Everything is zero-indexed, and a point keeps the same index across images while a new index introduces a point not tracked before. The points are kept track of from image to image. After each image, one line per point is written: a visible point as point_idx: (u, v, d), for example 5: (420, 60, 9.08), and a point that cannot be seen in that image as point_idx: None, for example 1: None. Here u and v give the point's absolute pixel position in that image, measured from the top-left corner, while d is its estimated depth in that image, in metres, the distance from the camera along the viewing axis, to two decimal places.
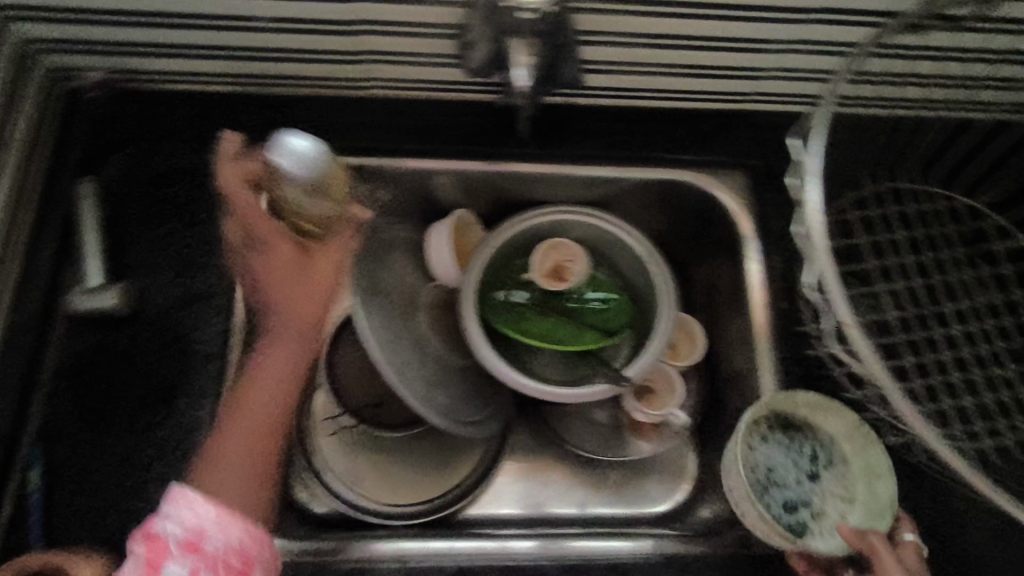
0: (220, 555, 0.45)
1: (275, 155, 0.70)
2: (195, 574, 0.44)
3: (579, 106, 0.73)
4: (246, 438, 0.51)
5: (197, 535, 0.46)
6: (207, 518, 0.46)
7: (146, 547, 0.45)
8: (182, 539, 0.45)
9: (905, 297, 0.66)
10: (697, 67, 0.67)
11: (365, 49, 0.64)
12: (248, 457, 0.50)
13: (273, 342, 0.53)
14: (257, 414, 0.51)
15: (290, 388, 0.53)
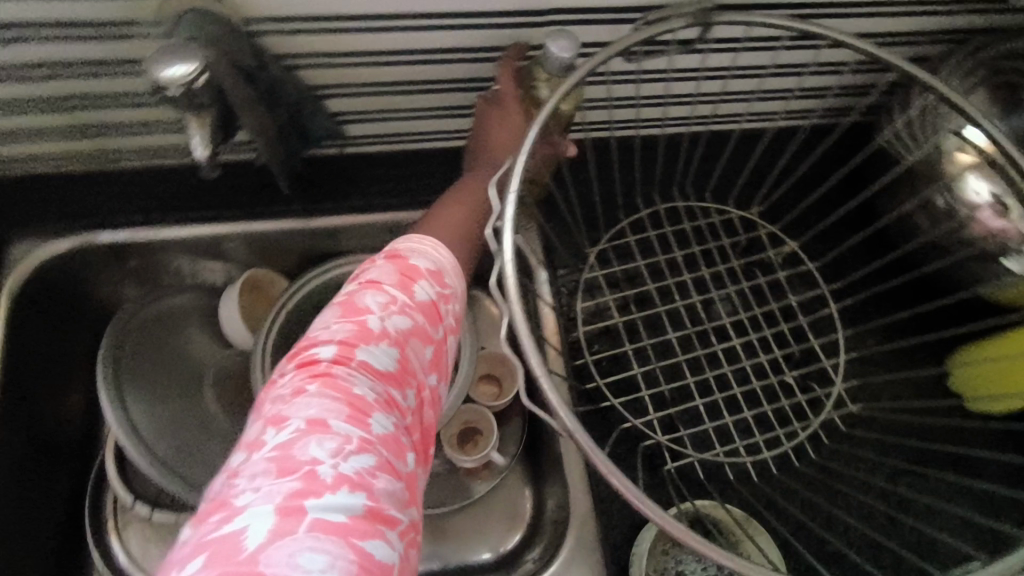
0: (435, 319, 0.40)
1: (26, 241, 0.66)
2: (393, 375, 0.37)
3: (349, 155, 0.70)
4: (442, 245, 0.46)
5: (440, 272, 0.42)
6: (448, 263, 0.43)
7: (397, 263, 0.40)
8: (431, 270, 0.42)
9: (686, 317, 0.65)
10: (451, 106, 0.65)
11: (95, 124, 0.61)
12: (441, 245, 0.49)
13: (425, 227, 0.50)
14: (447, 254, 0.45)
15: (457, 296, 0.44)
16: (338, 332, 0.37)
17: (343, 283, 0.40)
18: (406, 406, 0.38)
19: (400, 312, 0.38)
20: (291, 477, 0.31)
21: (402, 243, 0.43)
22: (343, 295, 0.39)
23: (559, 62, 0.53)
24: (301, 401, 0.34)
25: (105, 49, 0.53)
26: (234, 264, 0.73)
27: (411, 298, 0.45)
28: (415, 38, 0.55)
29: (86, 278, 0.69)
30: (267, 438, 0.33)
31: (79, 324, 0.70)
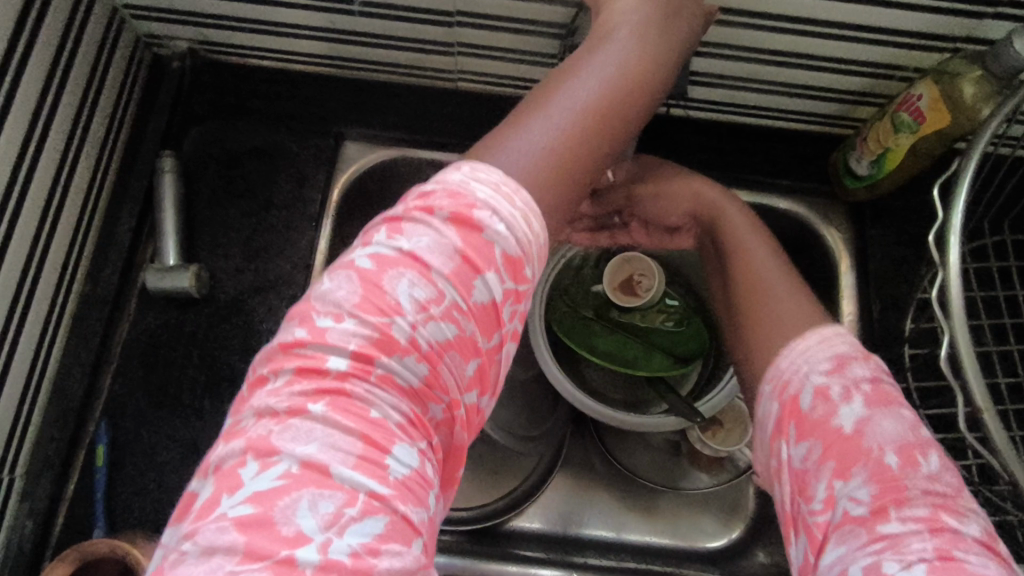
0: (503, 309, 0.36)
1: (353, 142, 0.66)
2: (427, 380, 0.34)
3: (675, 117, 0.67)
4: (542, 144, 0.39)
5: (517, 257, 0.37)
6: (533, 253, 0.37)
7: (464, 235, 0.35)
8: (505, 253, 0.36)
9: (1017, 362, 0.60)
10: (817, 87, 0.60)
11: (459, 39, 0.59)
12: (543, 168, 0.38)
13: (600, 65, 0.41)
14: (555, 148, 0.39)
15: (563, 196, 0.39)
16: (358, 332, 0.33)
17: (408, 227, 0.36)
18: (434, 421, 0.35)
19: (457, 313, 0.35)
20: (344, 491, 0.30)
21: (471, 177, 0.37)
22: (363, 265, 0.35)
23: (1016, 62, 0.47)
24: (287, 426, 0.32)
25: None
26: None
27: (608, 142, 0.41)
28: (845, 10, 0.50)
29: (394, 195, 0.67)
30: (245, 471, 0.31)
31: None
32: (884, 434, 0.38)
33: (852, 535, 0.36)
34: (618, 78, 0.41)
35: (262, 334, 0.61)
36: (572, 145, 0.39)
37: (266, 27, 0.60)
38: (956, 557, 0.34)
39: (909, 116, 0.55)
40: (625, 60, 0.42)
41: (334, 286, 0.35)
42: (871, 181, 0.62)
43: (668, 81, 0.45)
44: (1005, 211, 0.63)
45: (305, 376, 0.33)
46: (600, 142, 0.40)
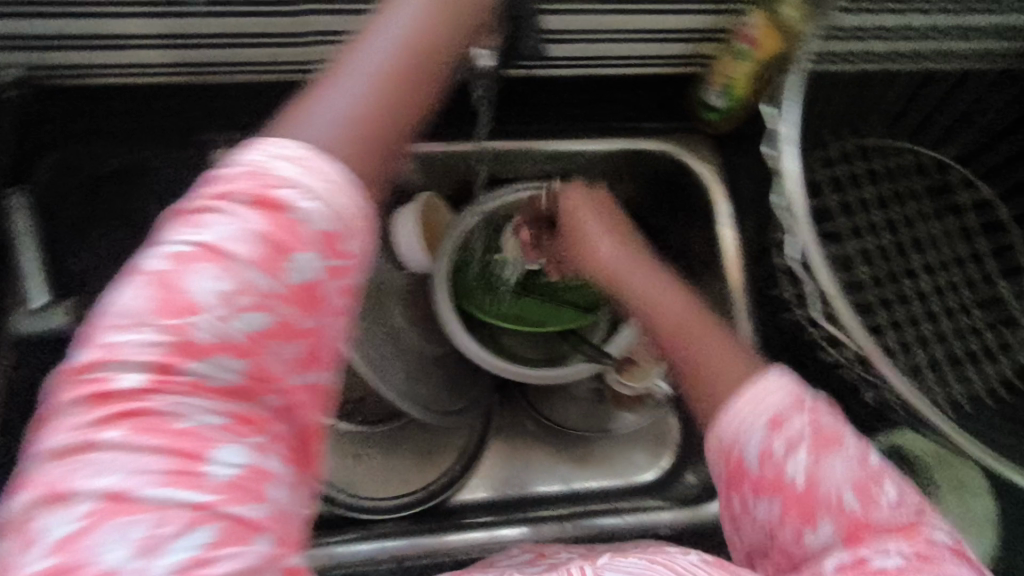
0: (328, 289, 0.33)
1: (221, 149, 0.65)
2: (251, 373, 0.31)
3: (544, 78, 0.69)
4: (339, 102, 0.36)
5: (337, 232, 0.33)
6: (356, 225, 0.34)
7: (266, 219, 0.32)
8: (320, 230, 0.32)
9: (874, 255, 0.67)
10: (661, 32, 0.64)
11: (312, 29, 0.59)
12: (356, 136, 0.36)
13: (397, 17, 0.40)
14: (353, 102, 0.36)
15: (382, 154, 0.36)
16: (154, 344, 0.29)
17: (205, 219, 0.31)
18: (268, 416, 0.31)
19: (264, 297, 0.31)
20: (152, 513, 0.27)
21: (271, 152, 0.33)
22: (155, 265, 0.30)
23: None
24: (82, 461, 0.28)
25: None
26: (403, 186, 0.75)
27: (421, 88, 0.39)
28: None
29: None
30: (38, 522, 0.26)
31: None
32: (775, 398, 0.40)
33: (776, 496, 0.39)
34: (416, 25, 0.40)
35: None
36: (374, 99, 0.37)
37: (99, 43, 0.57)
38: (872, 485, 0.39)
39: (746, 46, 0.59)
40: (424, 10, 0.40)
41: (124, 294, 0.30)
42: (724, 112, 0.66)
43: (481, 14, 0.43)
44: (846, 122, 0.69)
45: (102, 400, 0.28)
46: (408, 90, 0.38)
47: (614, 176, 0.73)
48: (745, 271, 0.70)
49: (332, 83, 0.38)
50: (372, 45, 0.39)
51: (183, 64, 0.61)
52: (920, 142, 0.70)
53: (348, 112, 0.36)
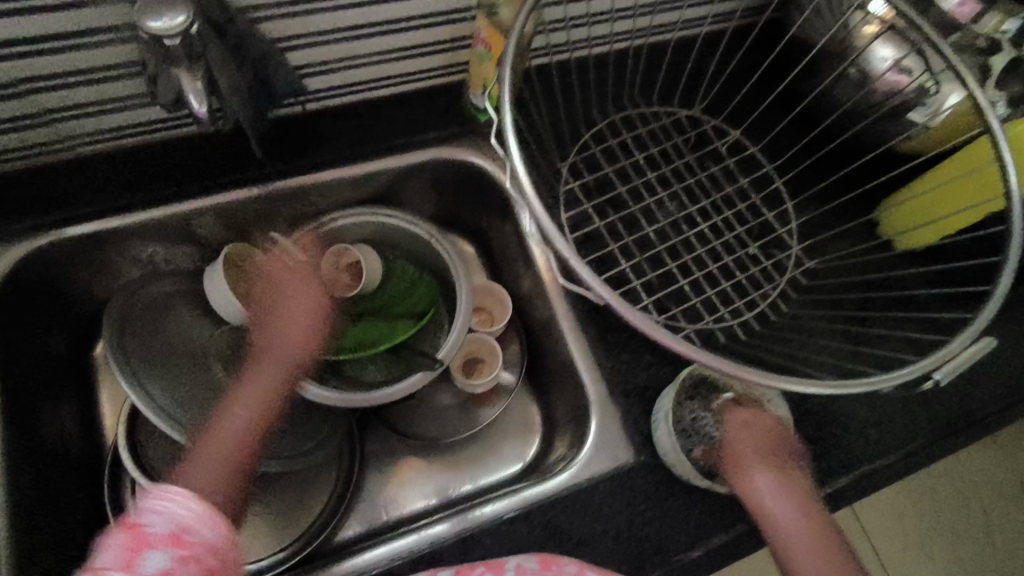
0: (225, 549, 0.46)
1: None
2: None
3: (315, 111, 0.70)
4: (226, 427, 0.55)
5: (180, 532, 0.45)
6: (193, 515, 0.46)
7: (129, 536, 0.44)
8: (168, 535, 0.44)
9: (658, 211, 0.73)
10: (409, 48, 0.66)
11: (43, 106, 0.58)
12: (230, 425, 0.56)
13: (261, 372, 0.59)
14: (234, 420, 0.56)
15: (254, 439, 0.56)
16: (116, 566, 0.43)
17: (156, 510, 0.45)
18: None
19: (171, 559, 0.44)
20: None
21: (177, 497, 0.46)
22: (122, 536, 0.44)
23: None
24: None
25: (61, 21, 0.50)
26: (206, 245, 0.74)
27: (277, 405, 0.59)
28: None
29: (67, 267, 0.68)
30: None
31: (60, 317, 0.70)
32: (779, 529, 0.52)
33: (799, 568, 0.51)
34: (275, 369, 0.60)
35: None
36: (248, 417, 0.57)
37: None
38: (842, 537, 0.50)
39: (482, 50, 0.63)
40: (278, 356, 0.60)
41: (104, 552, 0.44)
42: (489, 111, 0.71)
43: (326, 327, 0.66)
44: (605, 99, 0.75)
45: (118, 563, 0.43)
46: (261, 428, 0.57)
47: (415, 186, 0.77)
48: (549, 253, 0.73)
49: (228, 403, 0.58)
50: (247, 385, 0.58)
51: None
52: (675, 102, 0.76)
53: (230, 428, 0.56)
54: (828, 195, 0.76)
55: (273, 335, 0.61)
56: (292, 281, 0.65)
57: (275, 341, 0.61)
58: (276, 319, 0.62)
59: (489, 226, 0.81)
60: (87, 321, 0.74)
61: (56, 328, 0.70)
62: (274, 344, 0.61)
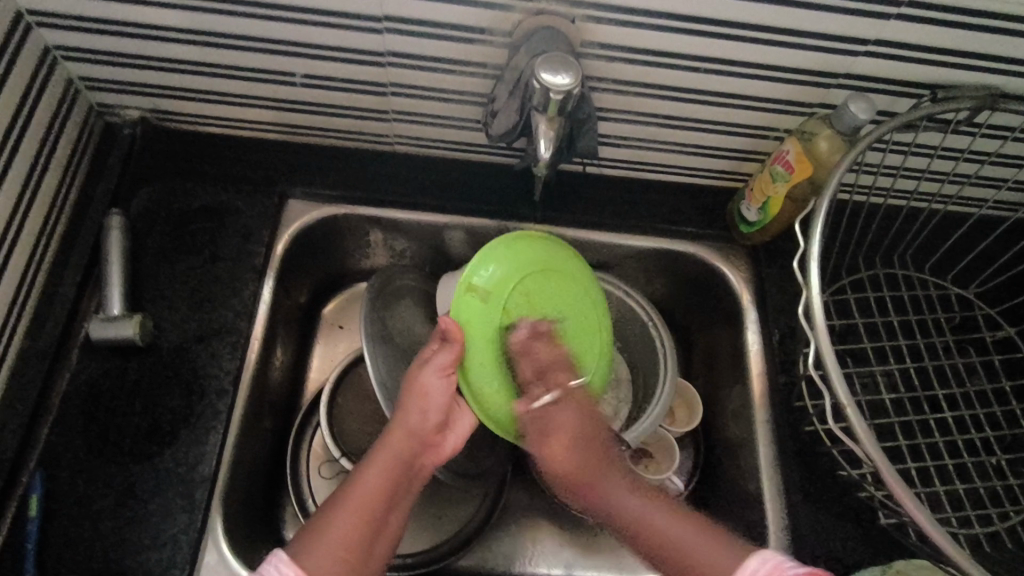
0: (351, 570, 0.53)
1: (298, 200, 0.72)
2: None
3: (592, 174, 0.76)
4: (355, 501, 0.56)
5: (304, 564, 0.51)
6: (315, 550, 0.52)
7: None
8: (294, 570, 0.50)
9: (899, 379, 0.67)
10: (701, 146, 0.69)
11: (391, 108, 0.68)
12: (377, 476, 0.58)
13: (416, 405, 0.60)
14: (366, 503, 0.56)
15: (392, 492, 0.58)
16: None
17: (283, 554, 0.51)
18: None
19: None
20: None
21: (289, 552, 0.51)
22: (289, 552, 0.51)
23: (852, 122, 0.57)
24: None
25: (447, 48, 0.59)
26: (448, 256, 0.79)
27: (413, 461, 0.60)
28: (720, 82, 0.60)
29: (339, 238, 0.76)
30: None
31: (312, 275, 0.79)
32: None
33: None
34: (406, 443, 0.59)
35: (207, 381, 0.63)
36: (370, 506, 0.56)
37: (221, 95, 0.68)
38: None
39: (781, 169, 0.63)
40: (411, 426, 0.60)
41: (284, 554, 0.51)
42: (760, 226, 0.69)
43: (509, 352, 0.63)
44: (874, 249, 0.72)
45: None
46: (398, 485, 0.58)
47: (649, 270, 0.78)
48: (763, 380, 0.69)
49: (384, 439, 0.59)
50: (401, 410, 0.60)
51: (289, 124, 0.72)
52: (948, 277, 0.71)
53: (374, 475, 0.58)
54: None
55: (410, 405, 0.60)
56: (437, 382, 0.60)
57: (414, 408, 0.60)
58: (421, 397, 0.60)
59: (702, 330, 0.79)
60: (328, 284, 0.82)
61: (305, 284, 0.78)
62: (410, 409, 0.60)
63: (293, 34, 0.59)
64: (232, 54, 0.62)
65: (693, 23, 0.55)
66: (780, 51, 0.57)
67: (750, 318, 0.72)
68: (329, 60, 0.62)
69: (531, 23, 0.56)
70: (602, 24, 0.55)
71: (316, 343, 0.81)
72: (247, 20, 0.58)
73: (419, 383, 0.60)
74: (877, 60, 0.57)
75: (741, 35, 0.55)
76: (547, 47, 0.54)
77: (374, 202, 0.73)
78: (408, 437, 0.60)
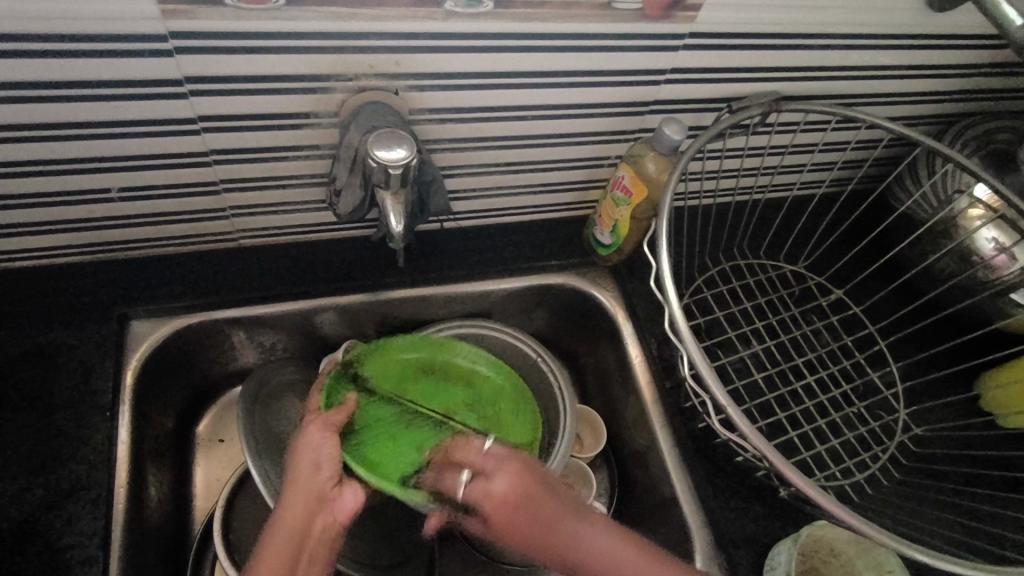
0: None
1: (141, 321, 0.66)
2: None
3: (451, 229, 0.76)
4: None
5: None
6: None
7: None
8: None
9: (766, 357, 0.74)
10: (546, 184, 0.73)
11: (227, 204, 0.64)
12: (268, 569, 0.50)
13: (298, 471, 0.54)
14: None
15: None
16: None
17: None
18: None
19: None
20: None
21: None
22: None
23: (671, 143, 0.62)
24: None
25: (273, 137, 0.57)
26: (323, 339, 0.76)
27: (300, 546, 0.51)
28: (549, 125, 0.64)
29: (198, 349, 0.70)
30: None
31: (176, 394, 0.72)
32: None
33: None
34: (299, 505, 0.53)
35: (69, 553, 0.55)
36: None
37: (23, 228, 0.61)
38: None
39: (620, 193, 0.68)
40: (303, 490, 0.54)
41: None
42: (616, 247, 0.74)
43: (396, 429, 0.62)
44: (717, 246, 0.79)
45: None
46: None
47: (525, 308, 0.80)
48: (653, 387, 0.72)
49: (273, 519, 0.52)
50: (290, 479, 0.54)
51: (112, 242, 0.65)
52: (781, 256, 0.80)
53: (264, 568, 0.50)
54: (932, 367, 0.76)
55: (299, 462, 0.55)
56: (320, 436, 0.56)
57: (303, 465, 0.55)
58: (309, 451, 0.55)
59: (588, 352, 0.82)
60: (197, 399, 0.75)
61: (169, 406, 0.71)
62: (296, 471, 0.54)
63: (96, 150, 0.55)
64: (22, 182, 0.56)
65: (508, 78, 0.57)
66: (595, 89, 0.61)
67: (626, 333, 0.75)
68: (144, 169, 0.58)
69: (355, 100, 0.55)
70: (426, 90, 0.56)
71: (195, 467, 0.74)
72: (38, 145, 0.53)
73: (302, 444, 0.56)
74: (677, 85, 0.63)
75: (556, 82, 0.59)
76: (377, 122, 0.54)
77: (229, 303, 0.68)
78: (302, 495, 0.53)
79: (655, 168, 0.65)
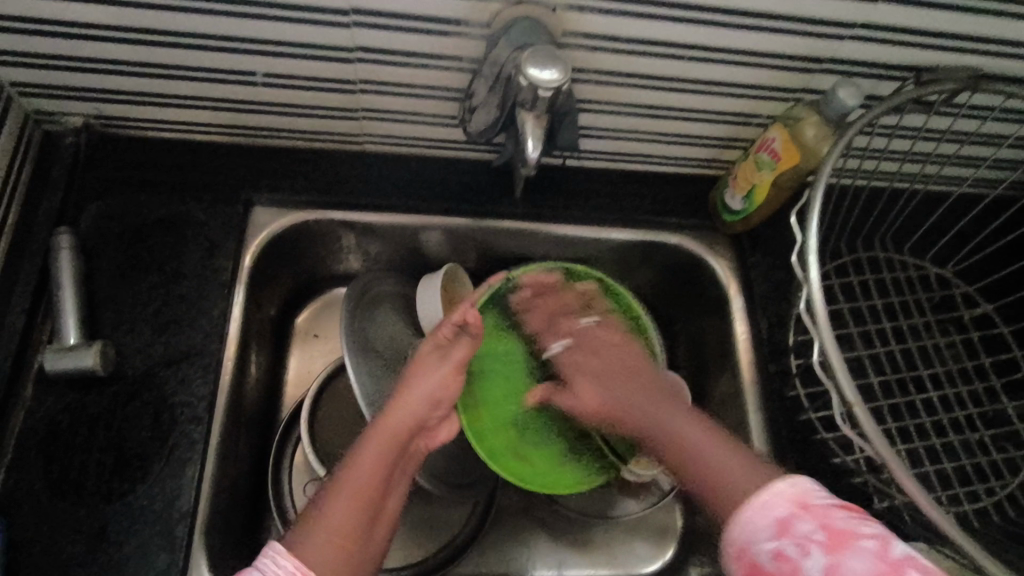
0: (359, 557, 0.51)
1: (263, 208, 0.68)
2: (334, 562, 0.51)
3: (572, 167, 0.73)
4: (353, 482, 0.54)
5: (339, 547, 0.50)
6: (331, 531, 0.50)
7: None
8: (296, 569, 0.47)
9: (887, 362, 0.68)
10: (684, 135, 0.68)
11: (362, 105, 0.64)
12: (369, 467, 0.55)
13: (423, 387, 0.59)
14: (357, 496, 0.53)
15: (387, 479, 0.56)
16: None
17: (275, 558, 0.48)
18: None
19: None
20: None
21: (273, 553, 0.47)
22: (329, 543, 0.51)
23: (842, 109, 0.56)
24: None
25: (418, 41, 0.56)
26: (426, 257, 0.76)
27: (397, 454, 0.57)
28: (706, 69, 0.59)
29: (309, 245, 0.72)
30: None
31: (283, 284, 0.74)
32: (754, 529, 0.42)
33: None
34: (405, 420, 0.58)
35: (178, 409, 0.59)
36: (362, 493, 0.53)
37: (174, 100, 0.63)
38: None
39: (766, 156, 0.62)
40: (417, 407, 0.58)
41: None
42: (745, 215, 0.68)
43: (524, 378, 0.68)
44: (856, 232, 0.72)
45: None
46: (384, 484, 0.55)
47: (632, 262, 0.77)
48: (756, 369, 0.68)
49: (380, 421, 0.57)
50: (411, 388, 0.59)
51: (248, 126, 0.67)
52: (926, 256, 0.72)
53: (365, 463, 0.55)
54: None
55: (419, 381, 0.60)
56: (439, 360, 0.61)
57: (421, 383, 0.60)
58: (426, 372, 0.60)
59: (688, 319, 0.78)
60: (300, 292, 0.77)
61: (276, 294, 0.74)
62: (417, 398, 0.59)
63: (252, 30, 0.55)
64: (178, 53, 0.57)
65: (675, 9, 0.52)
66: (768, 36, 0.55)
67: (736, 308, 0.71)
68: (290, 57, 0.58)
69: (511, 13, 0.52)
70: (586, 12, 0.53)
71: (290, 355, 0.77)
72: (201, 16, 0.53)
73: (429, 363, 0.61)
74: (863, 44, 0.55)
75: (727, 22, 0.54)
76: (529, 39, 0.51)
77: (345, 205, 0.69)
78: (420, 410, 0.59)
79: (811, 136, 0.59)
